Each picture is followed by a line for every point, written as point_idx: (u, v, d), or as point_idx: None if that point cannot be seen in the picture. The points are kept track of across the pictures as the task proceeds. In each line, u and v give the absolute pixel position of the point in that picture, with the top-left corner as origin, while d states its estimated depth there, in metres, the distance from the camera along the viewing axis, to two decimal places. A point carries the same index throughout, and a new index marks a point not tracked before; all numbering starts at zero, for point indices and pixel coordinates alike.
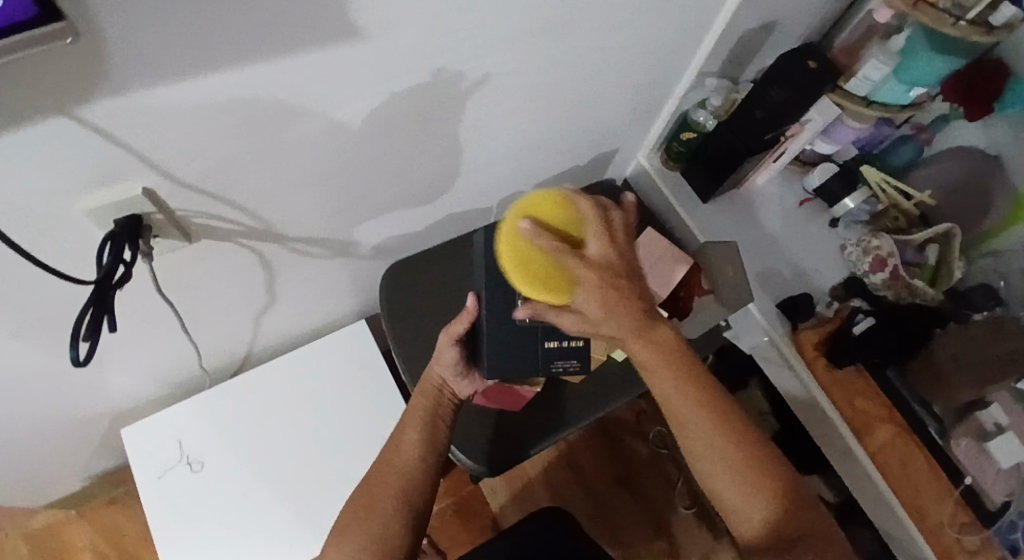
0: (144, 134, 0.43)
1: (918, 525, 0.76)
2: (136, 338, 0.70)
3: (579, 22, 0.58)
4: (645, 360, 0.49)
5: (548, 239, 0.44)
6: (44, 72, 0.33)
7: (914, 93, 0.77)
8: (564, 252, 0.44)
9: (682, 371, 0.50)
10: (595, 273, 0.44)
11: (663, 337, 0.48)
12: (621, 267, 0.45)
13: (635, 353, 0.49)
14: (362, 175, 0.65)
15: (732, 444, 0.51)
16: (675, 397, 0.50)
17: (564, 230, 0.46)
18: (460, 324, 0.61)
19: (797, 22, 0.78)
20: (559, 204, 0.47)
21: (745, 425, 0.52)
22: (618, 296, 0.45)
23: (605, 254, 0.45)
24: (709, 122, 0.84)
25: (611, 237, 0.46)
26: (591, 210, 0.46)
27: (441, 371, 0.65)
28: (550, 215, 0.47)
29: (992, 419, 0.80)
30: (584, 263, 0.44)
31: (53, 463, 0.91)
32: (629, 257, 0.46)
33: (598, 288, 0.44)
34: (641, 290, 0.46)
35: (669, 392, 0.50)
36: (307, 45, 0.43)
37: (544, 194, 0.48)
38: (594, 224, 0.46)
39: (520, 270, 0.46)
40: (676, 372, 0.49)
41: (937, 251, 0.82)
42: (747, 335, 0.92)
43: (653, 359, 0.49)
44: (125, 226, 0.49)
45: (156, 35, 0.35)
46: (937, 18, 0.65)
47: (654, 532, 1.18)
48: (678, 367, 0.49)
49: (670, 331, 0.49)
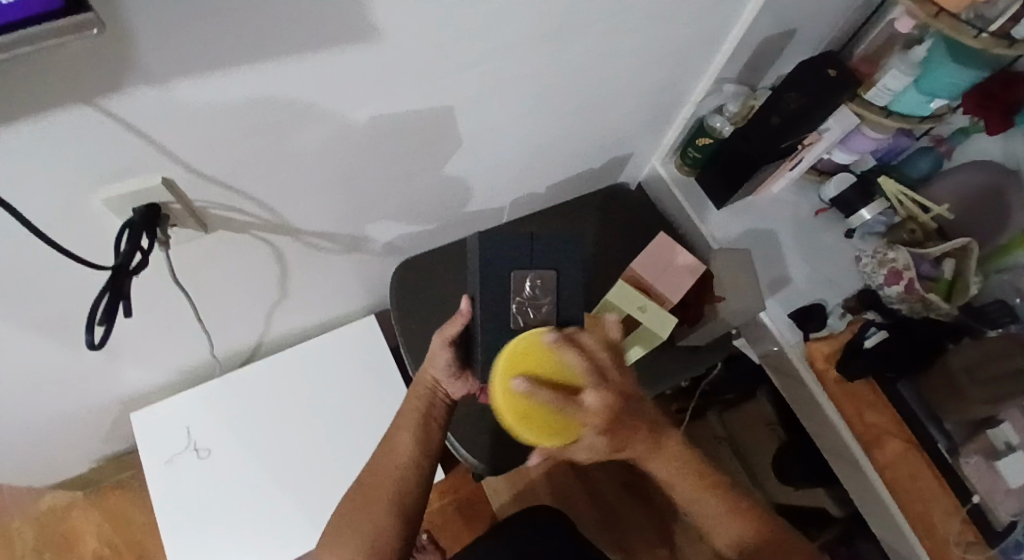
0: (165, 127, 0.44)
1: (923, 540, 0.75)
2: (148, 326, 0.71)
3: (596, 27, 0.58)
4: (642, 454, 0.60)
5: (547, 393, 0.47)
6: (70, 62, 0.34)
7: (934, 104, 0.76)
8: (565, 403, 0.48)
9: (675, 458, 0.61)
10: (597, 420, 0.50)
11: (652, 434, 0.60)
12: (616, 402, 0.51)
13: (635, 453, 0.60)
14: (376, 173, 0.65)
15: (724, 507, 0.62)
16: (680, 489, 0.62)
17: (562, 378, 0.49)
18: (452, 327, 0.60)
19: (816, 29, 0.77)
20: (545, 353, 0.49)
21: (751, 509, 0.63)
22: (614, 425, 0.53)
23: (603, 400, 0.50)
24: (725, 128, 0.84)
25: (601, 378, 0.50)
26: (579, 359, 0.49)
27: (434, 372, 0.64)
28: (538, 365, 0.48)
29: (1003, 438, 0.78)
30: (585, 408, 0.49)
31: (64, 447, 0.92)
32: (619, 387, 0.52)
33: (599, 427, 0.51)
34: (633, 413, 0.55)
35: (675, 486, 0.62)
36: (326, 43, 0.44)
37: (526, 339, 0.49)
38: (584, 373, 0.50)
39: (526, 417, 0.47)
40: (670, 459, 0.61)
41: (953, 265, 0.80)
42: (759, 342, 0.92)
43: (650, 456, 0.60)
44: (143, 216, 0.50)
45: (177, 28, 0.36)
46: (958, 29, 0.64)
47: (656, 538, 1.18)
48: (672, 455, 0.61)
49: (659, 432, 0.60)
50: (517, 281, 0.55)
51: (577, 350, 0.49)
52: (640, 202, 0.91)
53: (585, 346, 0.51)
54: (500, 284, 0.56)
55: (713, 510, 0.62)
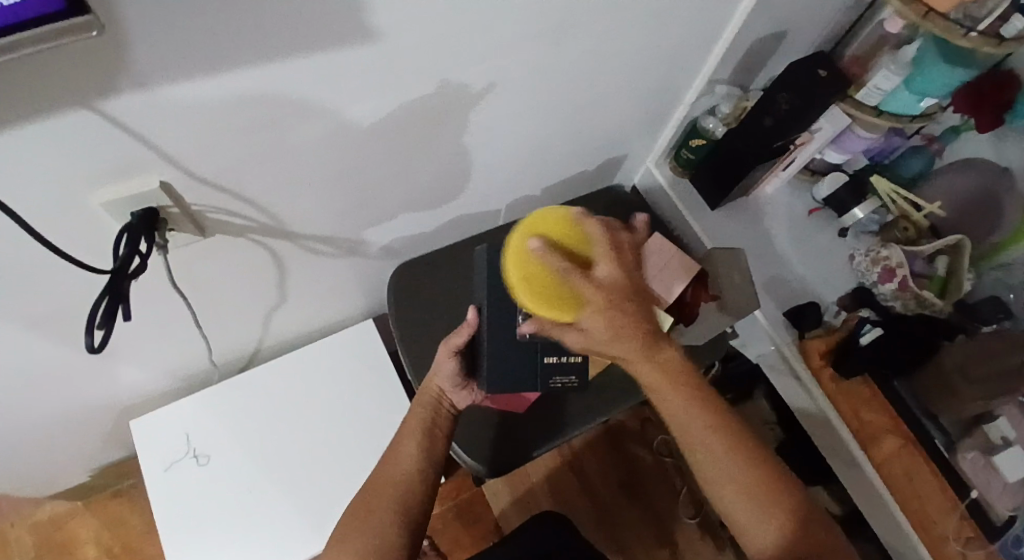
0: (162, 129, 0.44)
1: (923, 537, 0.75)
2: (147, 330, 0.72)
3: (590, 27, 0.58)
4: (653, 382, 0.52)
5: (556, 259, 0.47)
6: (69, 63, 0.34)
7: (925, 103, 0.76)
8: (570, 272, 0.46)
9: (693, 396, 0.52)
10: (600, 295, 0.46)
11: (670, 363, 0.51)
12: (630, 291, 0.47)
13: (646, 380, 0.52)
14: (372, 177, 0.66)
15: (738, 465, 0.52)
16: (681, 418, 0.53)
17: (574, 248, 0.49)
18: (459, 337, 0.64)
19: (807, 31, 0.79)
20: (571, 226, 0.51)
21: (764, 459, 0.53)
22: (621, 318, 0.47)
23: (612, 275, 0.47)
24: (718, 130, 0.85)
25: (616, 256, 0.48)
26: (598, 231, 0.49)
27: (440, 382, 0.67)
28: (563, 235, 0.50)
29: (999, 433, 0.79)
30: (593, 283, 0.46)
31: (61, 454, 0.92)
32: (637, 279, 0.48)
33: (602, 309, 0.46)
34: (645, 314, 0.48)
35: (677, 415, 0.53)
36: (323, 46, 0.44)
37: (555, 215, 0.52)
38: (601, 245, 0.48)
39: (529, 283, 0.49)
40: (687, 398, 0.52)
41: (946, 263, 0.81)
42: (754, 344, 0.94)
43: (665, 389, 0.52)
44: (141, 219, 0.51)
45: (176, 31, 0.36)
46: (949, 29, 0.64)
47: (656, 541, 1.17)
48: (691, 394, 0.52)
49: (675, 360, 0.52)
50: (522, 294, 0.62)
51: (600, 223, 0.50)
52: (635, 203, 0.92)
53: (610, 227, 0.50)
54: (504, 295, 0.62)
55: (724, 465, 0.52)
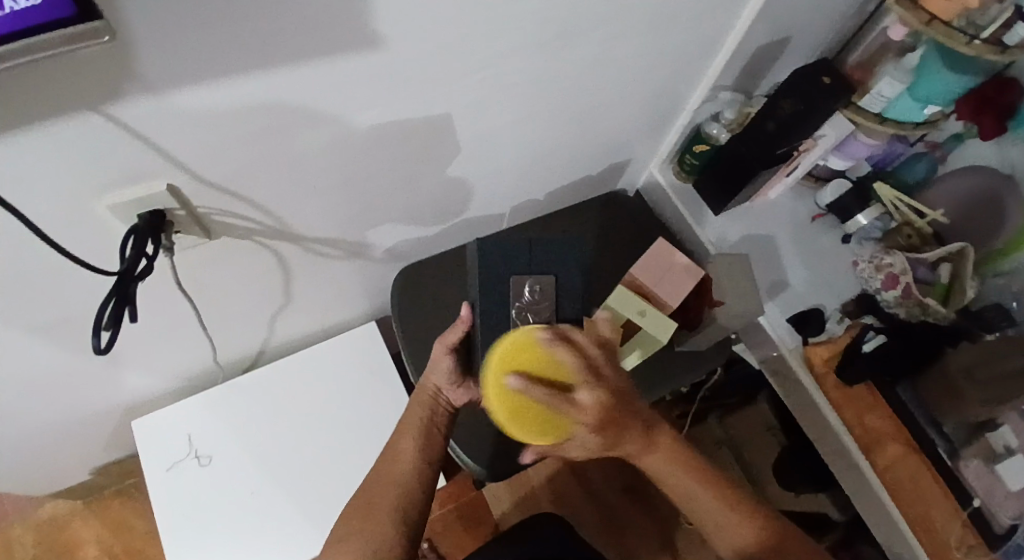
0: (170, 133, 0.45)
1: (926, 543, 0.75)
2: (152, 331, 0.72)
3: (594, 32, 0.58)
4: (659, 470, 0.59)
5: (539, 393, 0.48)
6: (78, 68, 0.35)
7: (928, 111, 0.77)
8: (556, 402, 0.49)
9: (691, 473, 0.60)
10: (592, 418, 0.50)
11: (666, 446, 0.59)
12: (615, 401, 0.52)
13: (651, 468, 0.60)
14: (376, 181, 0.66)
15: (751, 529, 0.58)
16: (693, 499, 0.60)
17: (553, 376, 0.50)
18: (453, 333, 0.64)
19: (810, 38, 0.79)
20: (541, 352, 0.50)
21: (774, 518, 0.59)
22: (614, 426, 0.53)
23: (597, 400, 0.50)
24: (722, 135, 0.84)
25: (597, 378, 0.51)
26: (572, 358, 0.50)
27: (437, 379, 0.66)
28: (534, 364, 0.50)
29: (1002, 441, 0.78)
30: (578, 408, 0.50)
31: (64, 454, 0.92)
32: (619, 387, 0.52)
33: (595, 426, 0.51)
34: (634, 411, 0.54)
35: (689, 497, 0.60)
36: (329, 51, 0.45)
37: (522, 337, 0.51)
38: (577, 372, 0.50)
39: (521, 416, 0.49)
40: (687, 479, 0.60)
41: (950, 269, 0.80)
42: (756, 348, 0.94)
43: (668, 472, 0.59)
44: (148, 222, 0.51)
45: (185, 36, 0.37)
46: (952, 36, 0.65)
47: (657, 546, 1.17)
48: (693, 472, 0.60)
49: (671, 446, 0.59)
50: (516, 286, 0.63)
51: (570, 349, 0.50)
52: (639, 208, 0.92)
53: (577, 345, 0.52)
54: (501, 288, 0.64)
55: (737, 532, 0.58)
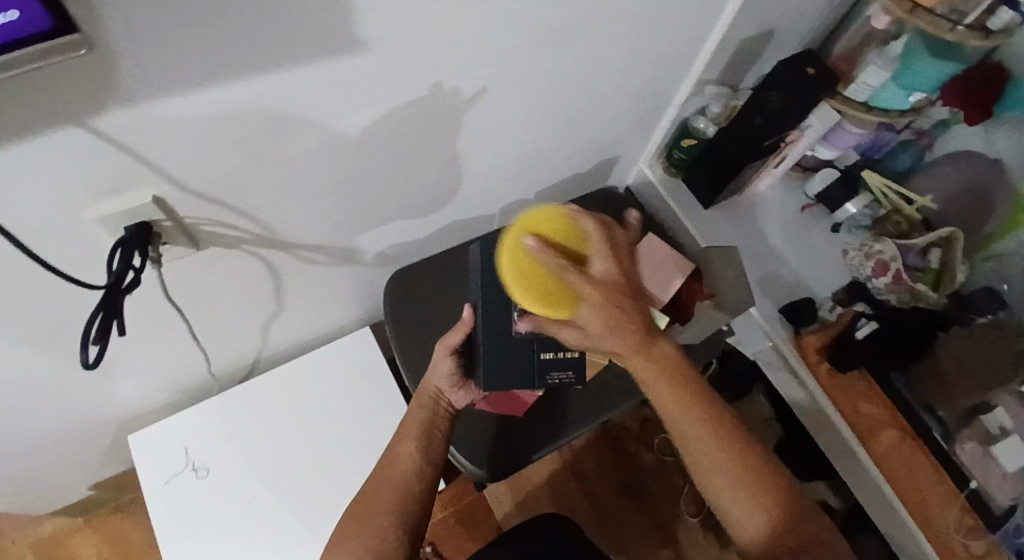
0: (154, 143, 0.44)
1: (925, 529, 0.75)
2: (144, 344, 0.71)
3: (579, 30, 0.59)
4: (649, 380, 0.52)
5: (553, 257, 0.47)
6: (57, 81, 0.34)
7: (914, 98, 0.77)
8: (568, 270, 0.47)
9: (682, 388, 0.52)
10: (599, 294, 0.46)
11: (667, 359, 0.51)
12: (625, 289, 0.48)
13: (639, 376, 0.52)
14: (364, 186, 0.66)
15: (731, 460, 0.51)
16: (676, 416, 0.52)
17: (571, 248, 0.50)
18: (455, 337, 0.66)
19: (794, 30, 0.79)
20: (565, 224, 0.51)
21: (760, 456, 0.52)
22: (618, 316, 0.47)
23: (608, 272, 0.48)
24: (709, 129, 0.85)
25: (612, 256, 0.49)
26: (595, 229, 0.50)
27: (437, 382, 0.68)
28: (557, 233, 0.51)
29: (997, 423, 0.79)
30: (589, 280, 0.47)
31: (60, 470, 0.92)
32: (630, 277, 0.49)
33: (599, 304, 0.47)
34: (642, 311, 0.49)
35: (672, 411, 0.52)
36: (312, 57, 0.45)
37: (547, 212, 0.53)
38: (597, 244, 0.49)
39: (523, 283, 0.51)
40: (676, 391, 0.51)
41: (940, 254, 0.81)
42: (750, 341, 0.94)
43: (659, 385, 0.51)
44: (134, 233, 0.51)
45: (166, 46, 0.36)
46: (935, 24, 0.65)
47: (659, 541, 1.17)
48: (685, 390, 0.52)
49: (673, 354, 0.52)
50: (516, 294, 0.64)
51: (595, 221, 0.50)
52: (629, 204, 0.93)
53: (605, 225, 0.51)
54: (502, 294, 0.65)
55: (714, 461, 0.51)
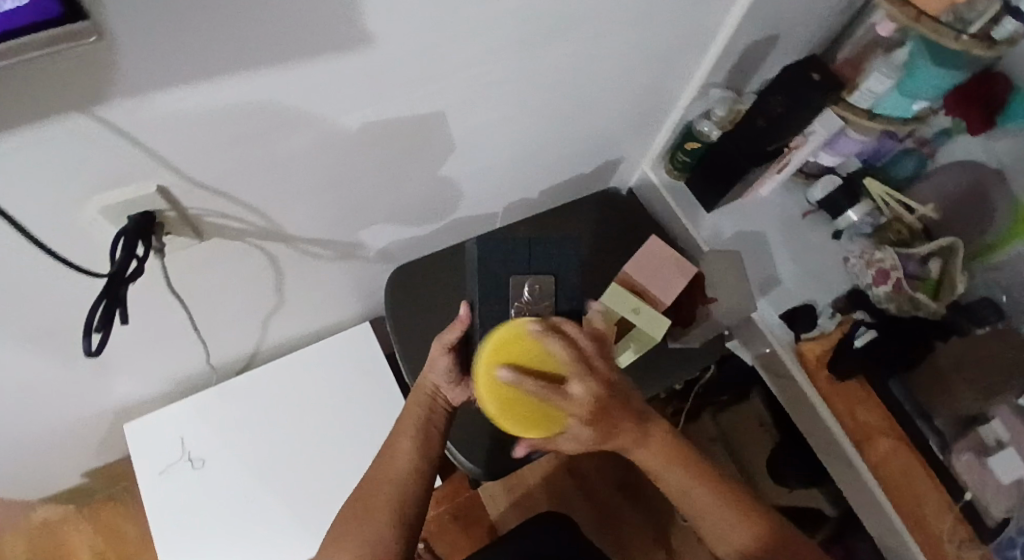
0: (158, 133, 0.44)
1: (914, 533, 0.77)
2: (142, 334, 0.71)
3: (586, 29, 0.58)
4: (651, 464, 0.56)
5: (532, 384, 0.46)
6: (63, 68, 0.34)
7: (917, 105, 0.78)
8: (551, 393, 0.47)
9: (683, 466, 0.56)
10: (585, 412, 0.47)
11: (658, 441, 0.55)
12: (608, 395, 0.49)
13: (644, 462, 0.55)
14: (367, 181, 0.66)
15: (734, 512, 0.55)
16: (685, 494, 0.56)
17: (544, 368, 0.48)
18: (452, 333, 0.64)
19: (799, 35, 0.79)
20: (531, 344, 0.48)
21: (769, 519, 0.56)
22: (608, 422, 0.50)
23: (591, 392, 0.47)
24: (713, 133, 0.84)
25: (590, 369, 0.48)
26: (564, 348, 0.48)
27: (434, 378, 0.67)
28: (525, 356, 0.48)
29: (993, 434, 0.77)
30: (571, 401, 0.47)
31: (55, 460, 0.92)
32: (611, 380, 0.49)
33: (589, 422, 0.48)
34: (627, 408, 0.51)
35: (680, 491, 0.56)
36: (317, 49, 0.44)
37: (512, 328, 0.49)
38: (571, 365, 0.48)
39: (513, 407, 0.47)
40: (679, 471, 0.56)
41: (940, 264, 0.80)
42: (752, 343, 0.96)
43: (658, 465, 0.56)
44: (138, 223, 0.50)
45: (172, 35, 0.36)
46: (939, 32, 0.66)
47: (653, 543, 1.18)
48: (681, 464, 0.56)
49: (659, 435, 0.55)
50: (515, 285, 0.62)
51: (561, 338, 0.48)
52: (631, 206, 0.93)
53: (570, 335, 0.49)
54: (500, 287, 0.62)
55: (720, 521, 0.55)
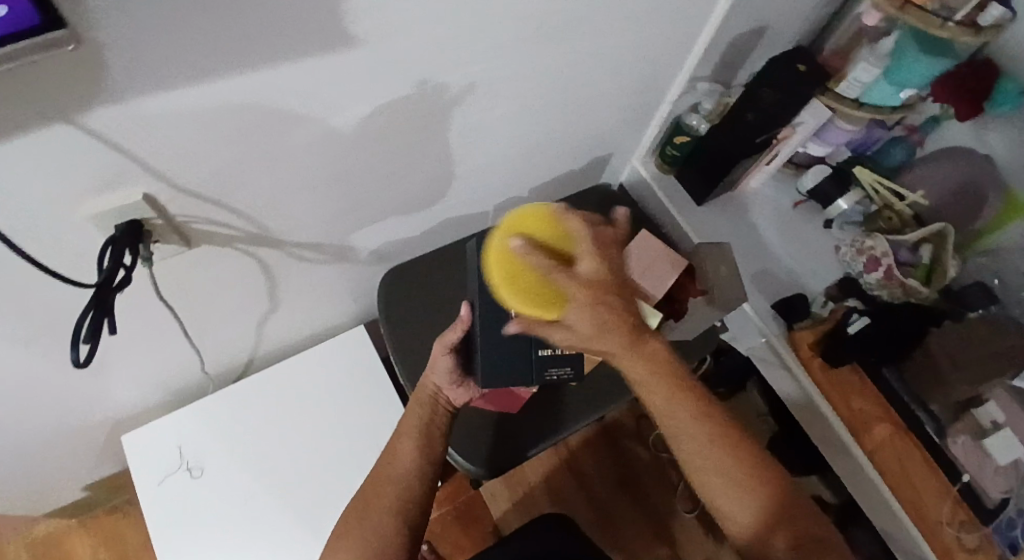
0: (143, 140, 0.44)
1: (917, 522, 0.76)
2: (137, 343, 0.71)
3: (572, 25, 0.59)
4: (641, 377, 0.48)
5: (538, 257, 0.43)
6: (45, 77, 0.34)
7: (904, 94, 0.78)
8: (553, 269, 0.43)
9: (678, 388, 0.48)
10: (585, 292, 0.43)
11: (657, 356, 0.47)
12: (613, 284, 0.44)
13: (633, 376, 0.48)
14: (357, 184, 0.66)
15: (721, 447, 0.50)
16: (677, 419, 0.49)
17: (555, 245, 0.47)
18: (453, 334, 0.62)
19: (787, 26, 0.79)
20: (550, 221, 0.48)
21: (757, 454, 0.51)
22: (609, 314, 0.44)
23: (595, 271, 0.44)
24: (701, 126, 0.84)
25: (597, 251, 0.45)
26: (580, 226, 0.46)
27: (436, 379, 0.65)
28: (539, 231, 0.48)
29: (988, 416, 0.79)
30: (572, 277, 0.43)
31: (53, 471, 0.91)
32: (619, 273, 0.45)
33: (587, 305, 0.43)
34: (631, 309, 0.45)
35: (672, 414, 0.49)
36: (304, 52, 0.44)
37: (536, 211, 0.50)
38: (583, 242, 0.45)
39: (515, 282, 0.48)
40: (673, 391, 0.48)
41: (931, 251, 0.81)
42: (744, 336, 0.94)
43: (651, 381, 0.48)
44: (126, 231, 0.51)
45: (155, 42, 0.36)
46: (925, 19, 0.66)
47: (656, 537, 1.18)
48: (675, 386, 0.48)
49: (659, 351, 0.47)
50: None
51: (580, 217, 0.47)
52: (623, 201, 0.93)
53: (588, 220, 0.48)
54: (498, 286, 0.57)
55: (704, 450, 0.50)
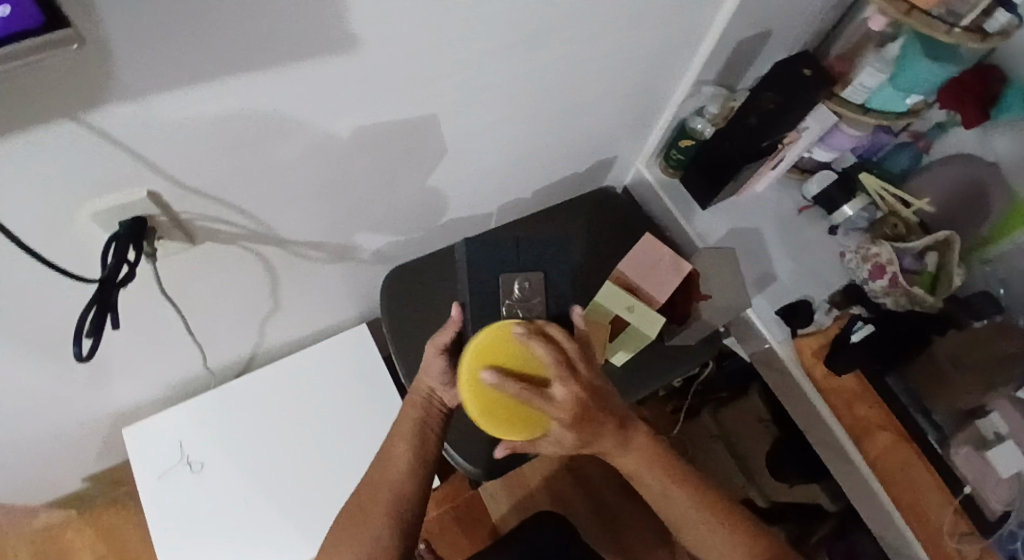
0: (148, 139, 0.44)
1: (917, 530, 0.75)
2: (138, 339, 0.72)
3: (575, 28, 0.58)
4: (635, 469, 0.61)
5: (513, 385, 0.51)
6: (46, 77, 0.34)
7: (910, 100, 0.77)
8: (534, 397, 0.51)
9: (668, 472, 0.61)
10: (563, 414, 0.52)
11: (643, 446, 0.60)
12: (589, 397, 0.54)
13: (629, 468, 0.61)
14: (359, 184, 0.66)
15: (713, 516, 0.60)
16: (672, 501, 0.61)
17: (530, 371, 0.53)
18: (445, 335, 0.64)
19: (792, 31, 0.79)
20: (518, 348, 0.53)
21: (748, 523, 0.61)
22: (587, 426, 0.54)
23: (570, 395, 0.52)
24: (707, 130, 0.85)
25: (572, 373, 0.53)
26: (545, 353, 0.52)
27: (429, 381, 0.66)
28: (509, 358, 0.53)
29: (992, 428, 0.78)
30: (552, 403, 0.52)
31: (54, 464, 0.92)
32: (593, 383, 0.54)
33: (569, 422, 0.53)
34: (612, 412, 0.56)
35: (667, 498, 0.61)
36: (309, 53, 0.45)
37: (496, 332, 0.54)
38: (554, 370, 0.52)
39: (491, 411, 0.53)
40: (665, 476, 0.61)
41: (936, 258, 0.81)
42: (747, 341, 0.94)
43: (643, 470, 0.61)
44: (129, 228, 0.51)
45: (159, 42, 0.37)
46: (931, 25, 0.65)
47: (656, 541, 1.18)
48: (667, 470, 0.61)
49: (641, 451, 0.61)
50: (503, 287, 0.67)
51: (545, 344, 0.53)
52: (626, 204, 0.93)
53: (554, 339, 0.54)
54: None
55: (704, 529, 0.60)
